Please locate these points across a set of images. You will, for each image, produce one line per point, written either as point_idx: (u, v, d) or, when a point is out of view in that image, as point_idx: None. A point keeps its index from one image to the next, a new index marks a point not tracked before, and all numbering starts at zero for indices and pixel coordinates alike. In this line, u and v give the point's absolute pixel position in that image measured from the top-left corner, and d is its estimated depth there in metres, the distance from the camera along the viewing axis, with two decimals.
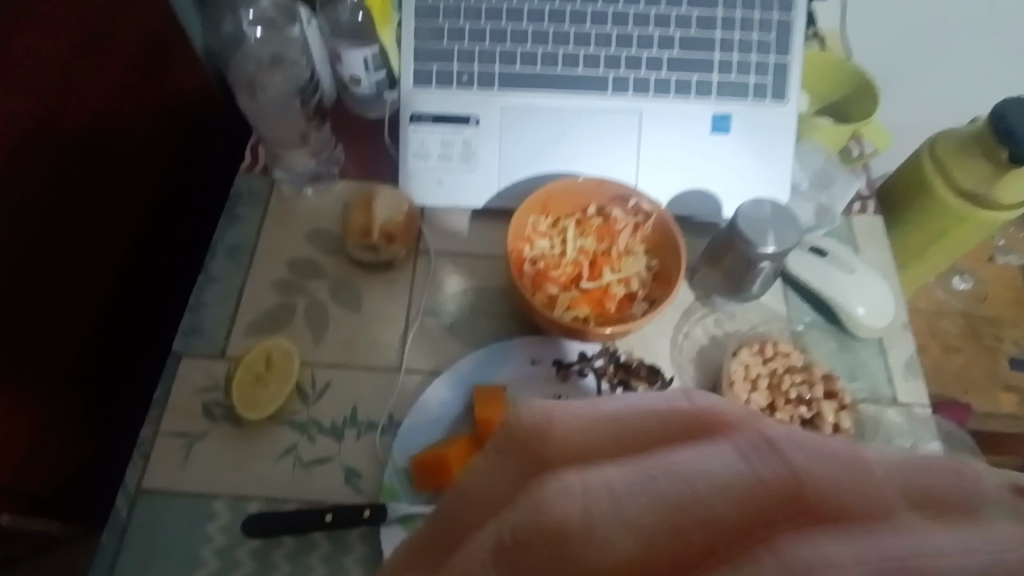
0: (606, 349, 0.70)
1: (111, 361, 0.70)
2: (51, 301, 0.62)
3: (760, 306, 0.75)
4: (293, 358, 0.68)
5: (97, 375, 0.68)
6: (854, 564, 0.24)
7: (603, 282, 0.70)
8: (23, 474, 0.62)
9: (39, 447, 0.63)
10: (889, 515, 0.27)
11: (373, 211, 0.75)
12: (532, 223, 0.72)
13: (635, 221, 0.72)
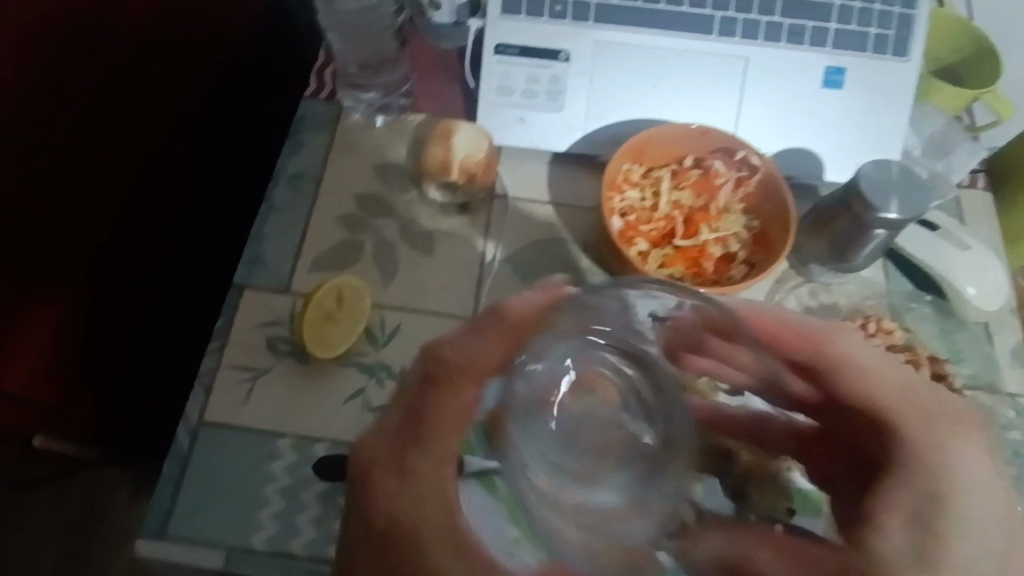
0: None
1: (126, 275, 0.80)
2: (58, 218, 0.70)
3: (861, 280, 0.69)
4: (364, 297, 0.64)
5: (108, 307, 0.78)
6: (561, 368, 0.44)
7: (699, 241, 0.65)
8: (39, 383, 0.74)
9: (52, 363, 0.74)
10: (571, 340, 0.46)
11: (452, 147, 0.69)
12: (625, 171, 0.67)
13: (738, 175, 0.66)
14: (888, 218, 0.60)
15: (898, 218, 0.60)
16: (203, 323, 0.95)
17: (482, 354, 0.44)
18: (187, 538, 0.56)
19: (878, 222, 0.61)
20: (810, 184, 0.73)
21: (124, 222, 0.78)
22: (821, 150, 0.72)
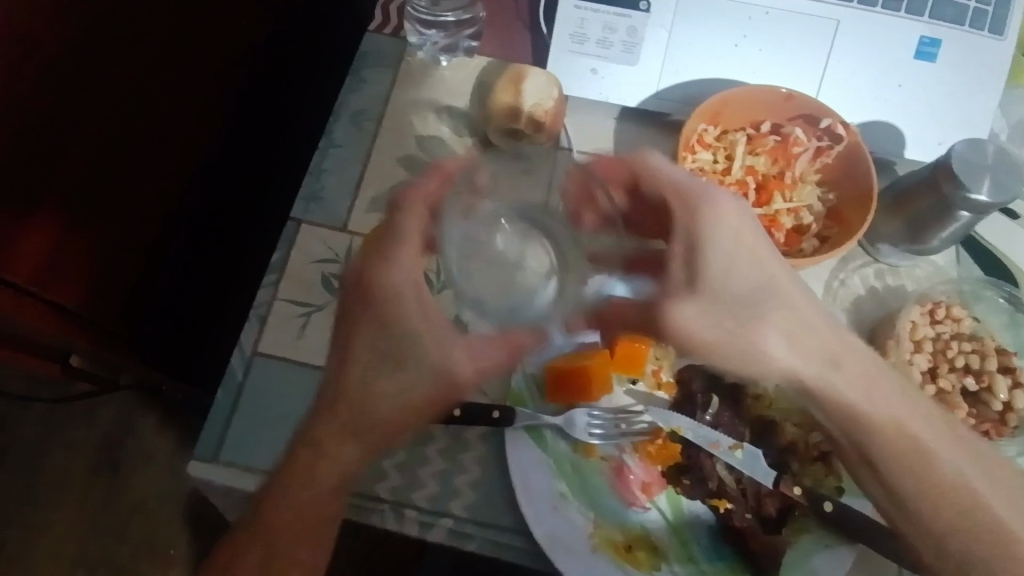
0: None
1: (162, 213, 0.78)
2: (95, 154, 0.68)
3: (930, 264, 0.67)
4: None
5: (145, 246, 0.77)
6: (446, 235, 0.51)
7: (771, 210, 0.62)
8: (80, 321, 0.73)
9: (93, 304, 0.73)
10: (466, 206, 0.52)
11: (521, 92, 0.67)
12: (700, 131, 0.64)
13: (818, 145, 0.63)
14: (976, 201, 0.57)
15: (987, 201, 0.57)
16: (240, 265, 0.94)
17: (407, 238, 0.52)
18: (238, 463, 0.57)
19: (963, 203, 0.58)
20: (887, 160, 0.71)
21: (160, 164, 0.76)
22: (902, 126, 0.69)
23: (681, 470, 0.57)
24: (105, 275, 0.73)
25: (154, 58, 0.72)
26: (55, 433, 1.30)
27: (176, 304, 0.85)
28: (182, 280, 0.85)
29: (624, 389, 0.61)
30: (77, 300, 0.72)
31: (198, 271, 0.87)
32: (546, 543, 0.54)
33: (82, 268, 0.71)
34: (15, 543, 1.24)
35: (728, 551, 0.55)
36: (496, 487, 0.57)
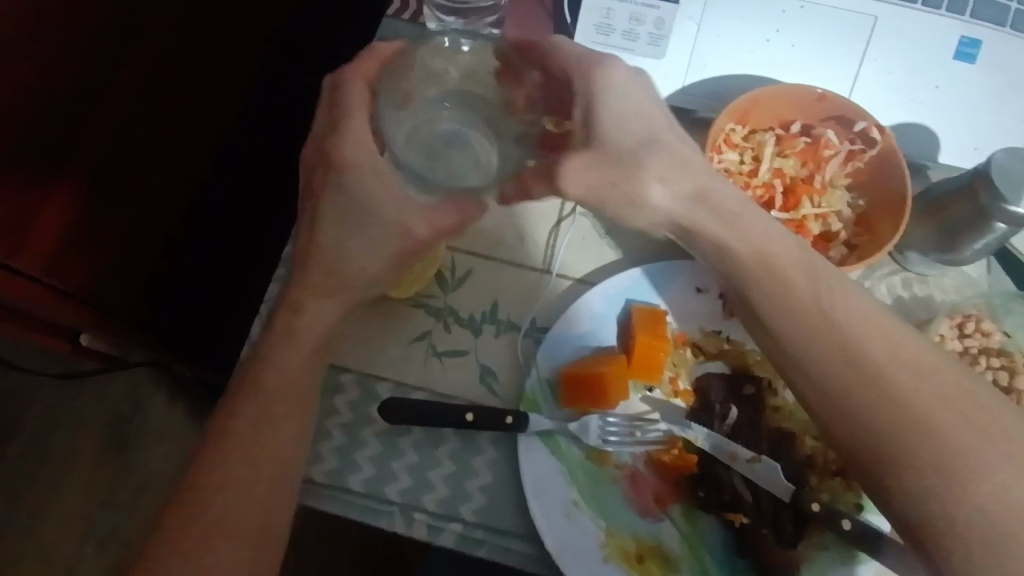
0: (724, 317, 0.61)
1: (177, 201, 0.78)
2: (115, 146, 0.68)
3: (960, 274, 0.65)
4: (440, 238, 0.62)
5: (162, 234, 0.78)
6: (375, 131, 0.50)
7: (799, 215, 0.60)
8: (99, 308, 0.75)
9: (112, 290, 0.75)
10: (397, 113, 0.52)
11: None
12: (728, 130, 0.61)
13: (851, 148, 0.61)
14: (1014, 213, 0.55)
15: None
16: (252, 248, 0.94)
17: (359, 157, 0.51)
18: None
19: (1000, 215, 0.56)
20: (919, 163, 0.68)
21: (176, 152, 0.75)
22: (937, 129, 0.67)
23: (696, 481, 0.56)
24: (120, 262, 0.75)
25: (168, 57, 0.70)
26: (64, 409, 1.30)
27: (191, 288, 0.86)
28: (195, 268, 0.86)
29: (640, 396, 0.59)
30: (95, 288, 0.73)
31: (211, 255, 0.87)
32: (557, 552, 0.53)
33: (97, 265, 0.72)
34: (23, 517, 1.25)
35: (742, 566, 0.54)
36: (507, 492, 0.56)
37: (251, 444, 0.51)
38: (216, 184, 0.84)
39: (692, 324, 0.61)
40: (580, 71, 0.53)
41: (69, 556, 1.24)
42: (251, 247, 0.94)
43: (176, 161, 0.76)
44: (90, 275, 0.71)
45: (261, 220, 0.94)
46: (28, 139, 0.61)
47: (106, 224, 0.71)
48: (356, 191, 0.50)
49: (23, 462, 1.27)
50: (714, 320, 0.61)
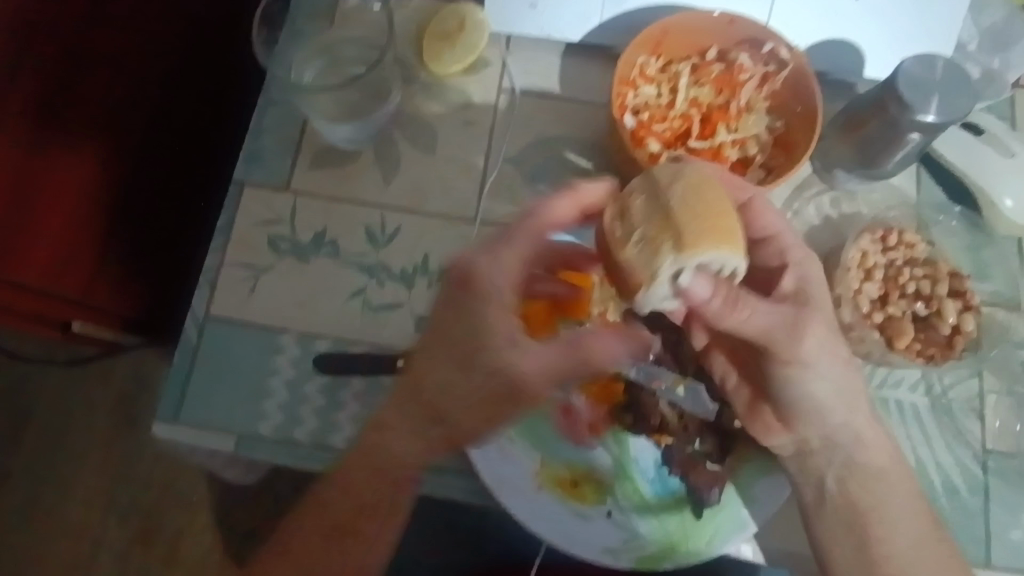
0: None
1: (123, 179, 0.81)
2: (61, 143, 0.74)
3: (888, 187, 0.65)
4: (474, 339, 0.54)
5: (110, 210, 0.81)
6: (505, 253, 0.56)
7: (715, 142, 0.60)
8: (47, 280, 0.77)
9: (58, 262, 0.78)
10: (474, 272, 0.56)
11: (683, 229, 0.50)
12: (641, 64, 0.62)
13: (765, 70, 0.61)
14: (924, 121, 0.55)
15: (934, 122, 0.54)
16: (168, 234, 0.90)
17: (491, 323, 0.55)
18: (199, 424, 0.59)
19: (910, 125, 0.56)
20: (845, 80, 0.68)
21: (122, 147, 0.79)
22: (861, 42, 0.65)
23: (623, 409, 0.59)
24: (64, 235, 0.77)
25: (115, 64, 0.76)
26: (70, 395, 1.36)
27: (135, 260, 0.87)
28: (144, 239, 0.87)
29: (571, 332, 0.62)
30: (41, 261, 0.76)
31: (157, 228, 0.88)
32: (492, 484, 0.56)
33: (36, 241, 0.75)
34: (46, 497, 1.32)
35: (674, 483, 0.57)
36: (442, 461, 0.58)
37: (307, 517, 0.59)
38: (173, 169, 0.88)
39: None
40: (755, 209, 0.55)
41: (94, 531, 1.30)
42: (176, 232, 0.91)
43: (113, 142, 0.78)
44: (33, 246, 0.75)
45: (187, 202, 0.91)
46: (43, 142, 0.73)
47: (44, 204, 0.74)
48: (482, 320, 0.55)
49: (39, 449, 1.34)
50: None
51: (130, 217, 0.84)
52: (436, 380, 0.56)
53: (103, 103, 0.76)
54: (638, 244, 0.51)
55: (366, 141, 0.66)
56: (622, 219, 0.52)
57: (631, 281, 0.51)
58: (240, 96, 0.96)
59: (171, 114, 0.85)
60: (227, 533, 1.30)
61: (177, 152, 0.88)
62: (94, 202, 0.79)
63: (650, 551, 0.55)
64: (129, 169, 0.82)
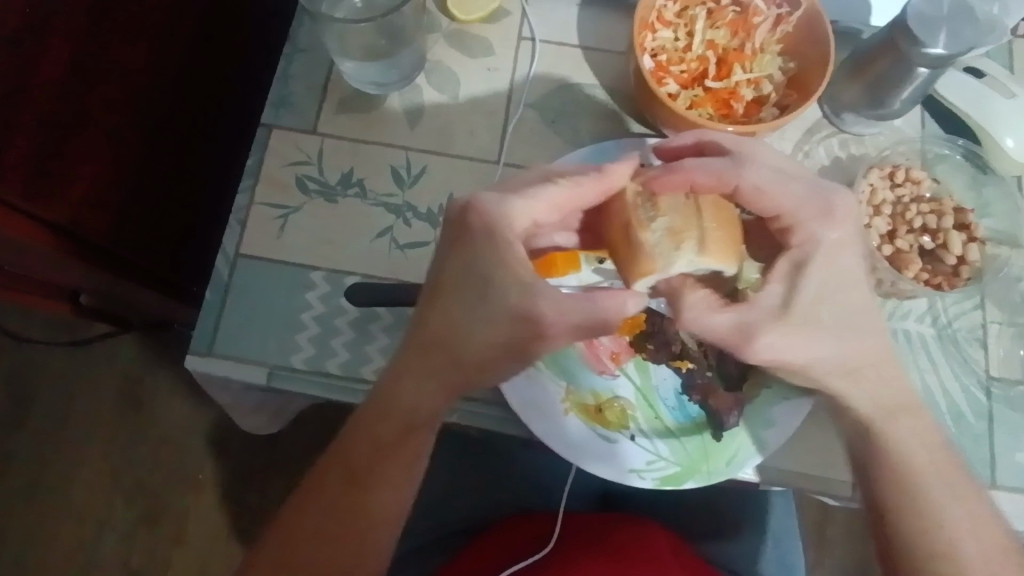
0: None
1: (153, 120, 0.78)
2: (105, 78, 0.70)
3: (893, 130, 0.68)
4: (471, 281, 0.52)
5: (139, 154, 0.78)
6: (504, 209, 0.53)
7: (732, 82, 0.63)
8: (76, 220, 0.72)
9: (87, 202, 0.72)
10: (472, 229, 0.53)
11: (699, 238, 0.53)
12: (660, 7, 0.63)
13: (778, 13, 0.63)
14: (933, 55, 0.57)
15: (944, 54, 0.57)
16: (184, 186, 0.87)
17: (483, 257, 0.52)
18: (233, 356, 0.61)
19: (921, 58, 0.58)
20: (853, 29, 0.69)
21: (155, 88, 0.77)
22: None
23: (646, 338, 0.61)
24: (97, 174, 0.73)
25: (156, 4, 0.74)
26: (80, 367, 1.37)
27: (154, 208, 0.83)
28: (163, 187, 0.83)
29: (593, 268, 0.64)
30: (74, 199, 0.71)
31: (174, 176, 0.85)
32: (520, 409, 0.58)
33: (70, 177, 0.70)
34: (56, 469, 1.32)
35: (694, 409, 0.59)
36: (442, 402, 0.56)
37: (336, 459, 0.58)
38: (195, 118, 0.86)
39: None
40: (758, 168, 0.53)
41: (104, 503, 1.31)
42: (189, 182, 0.88)
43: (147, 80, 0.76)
44: (67, 184, 0.70)
45: (201, 153, 0.89)
46: (94, 76, 0.69)
47: (84, 140, 0.70)
48: (478, 262, 0.52)
49: (48, 421, 1.34)
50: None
51: (156, 161, 0.81)
52: (444, 332, 0.53)
53: (138, 39, 0.73)
54: (660, 232, 0.54)
55: (390, 86, 0.67)
56: (651, 201, 0.55)
57: (640, 260, 0.54)
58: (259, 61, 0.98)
59: (199, 60, 0.84)
60: (236, 507, 1.31)
61: (194, 109, 0.85)
62: (127, 142, 0.75)
63: (674, 472, 0.57)
64: (156, 113, 0.78)
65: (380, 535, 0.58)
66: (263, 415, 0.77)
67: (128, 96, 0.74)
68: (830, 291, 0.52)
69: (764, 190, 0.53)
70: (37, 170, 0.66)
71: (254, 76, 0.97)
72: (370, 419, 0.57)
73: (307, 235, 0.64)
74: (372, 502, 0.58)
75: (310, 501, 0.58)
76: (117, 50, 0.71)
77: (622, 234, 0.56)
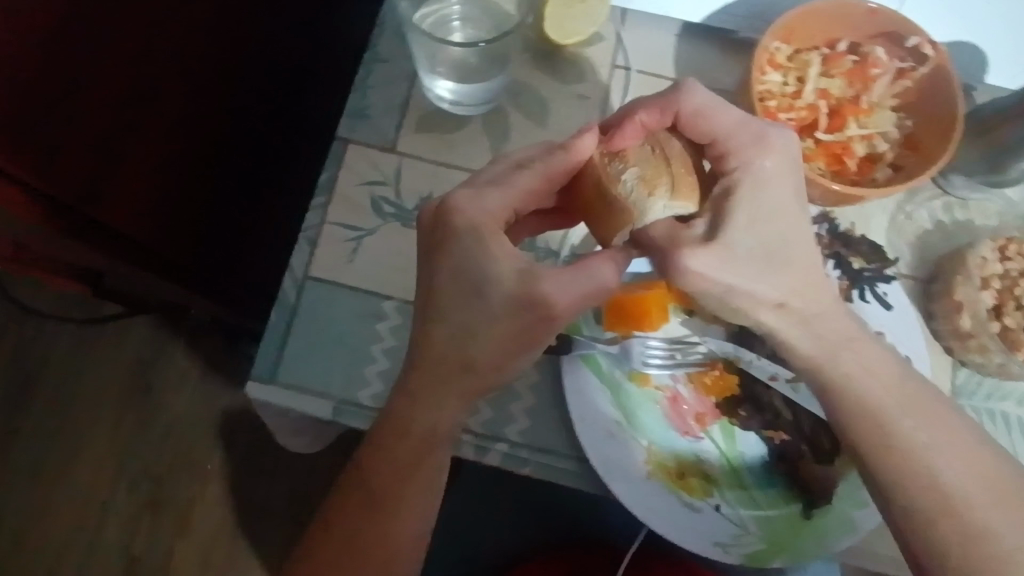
0: None
1: (216, 118, 0.72)
2: (176, 73, 0.64)
3: (1003, 198, 0.64)
4: (465, 282, 0.48)
5: (199, 154, 0.71)
6: (473, 198, 0.49)
7: (845, 136, 0.59)
8: (129, 221, 0.66)
9: (141, 203, 0.66)
10: (453, 226, 0.49)
11: (666, 180, 0.49)
12: (772, 50, 0.60)
13: (900, 66, 0.59)
14: None
15: None
16: (239, 187, 0.81)
17: (467, 259, 0.48)
18: (297, 386, 0.57)
19: None
20: (965, 84, 0.66)
21: (223, 87, 0.71)
22: (989, 50, 0.62)
23: (737, 402, 0.58)
24: (156, 173, 0.66)
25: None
26: (88, 350, 1.30)
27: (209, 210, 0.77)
28: (219, 188, 0.77)
29: (679, 320, 0.59)
30: (130, 200, 0.65)
31: (230, 179, 0.79)
32: (602, 467, 0.55)
33: (129, 178, 0.64)
34: (57, 455, 1.26)
35: (782, 482, 0.56)
36: (457, 414, 0.50)
37: (371, 501, 0.52)
38: (256, 117, 0.79)
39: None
40: (687, 99, 0.50)
41: (106, 493, 1.25)
42: (246, 183, 0.82)
43: (214, 76, 0.69)
44: (128, 184, 0.64)
45: (259, 154, 0.83)
46: (165, 71, 0.63)
47: (149, 139, 0.64)
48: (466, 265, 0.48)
49: (52, 403, 1.28)
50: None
51: (215, 162, 0.75)
52: (445, 347, 0.48)
53: (211, 34, 0.67)
54: (631, 181, 0.49)
55: (475, 108, 0.64)
56: (617, 157, 0.51)
57: (618, 217, 0.50)
58: (331, 57, 0.91)
59: (266, 57, 0.77)
60: (244, 504, 1.25)
61: (249, 114, 0.78)
62: (189, 141, 0.69)
63: (759, 548, 0.54)
64: (219, 110, 0.72)
65: (403, 548, 0.52)
66: (303, 439, 0.72)
67: (195, 92, 0.67)
68: (764, 218, 0.47)
69: (705, 114, 0.49)
70: (105, 168, 0.61)
71: (325, 76, 0.91)
72: (398, 455, 0.50)
73: (382, 262, 0.60)
74: (395, 520, 0.52)
75: (329, 536, 0.53)
76: (191, 45, 0.65)
77: (595, 196, 0.51)
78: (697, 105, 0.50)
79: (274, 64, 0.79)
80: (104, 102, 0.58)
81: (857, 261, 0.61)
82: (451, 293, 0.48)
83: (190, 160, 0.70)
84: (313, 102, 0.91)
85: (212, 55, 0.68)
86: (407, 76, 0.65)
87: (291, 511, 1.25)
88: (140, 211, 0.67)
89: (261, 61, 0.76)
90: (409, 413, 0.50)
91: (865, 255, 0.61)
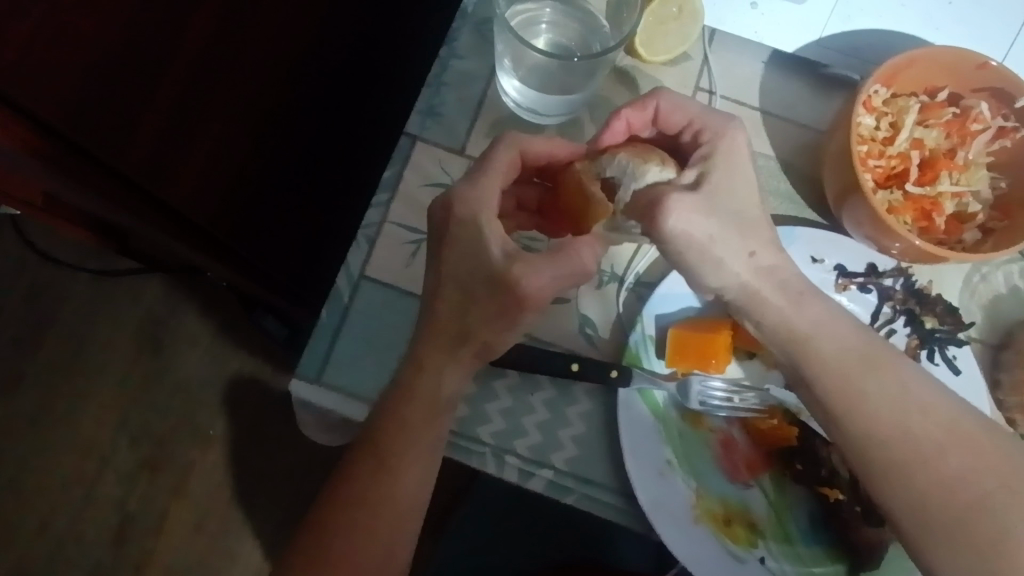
0: (846, 288, 0.59)
1: (286, 101, 0.69)
2: (250, 50, 0.62)
3: None
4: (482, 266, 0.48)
5: (264, 135, 0.69)
6: (484, 182, 0.50)
7: (935, 190, 0.57)
8: (191, 201, 0.63)
9: (203, 182, 0.63)
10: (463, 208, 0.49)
11: (649, 159, 0.52)
12: (871, 92, 0.57)
13: (1002, 124, 0.56)
14: None
15: None
16: (300, 174, 0.78)
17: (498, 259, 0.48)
18: (341, 388, 0.55)
19: None
20: None
21: (294, 69, 0.68)
22: None
23: (792, 454, 0.56)
24: (218, 152, 0.63)
25: None
26: (103, 303, 1.28)
27: (267, 194, 0.74)
28: (281, 173, 0.74)
29: (741, 363, 0.58)
30: (192, 178, 0.62)
31: (292, 165, 0.76)
32: (650, 509, 0.53)
33: (193, 155, 0.61)
34: (61, 404, 1.24)
35: (829, 540, 0.54)
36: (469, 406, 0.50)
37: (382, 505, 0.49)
38: (327, 104, 0.77)
39: (871, 300, 0.59)
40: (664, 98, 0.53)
41: (106, 447, 1.24)
42: (307, 170, 0.79)
43: (288, 57, 0.67)
44: (191, 160, 0.61)
45: (325, 141, 0.80)
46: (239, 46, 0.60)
47: (215, 114, 0.61)
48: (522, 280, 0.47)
49: (60, 352, 1.26)
50: (866, 279, 0.59)
51: (279, 145, 0.72)
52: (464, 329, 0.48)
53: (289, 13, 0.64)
54: (619, 165, 0.52)
55: (553, 118, 0.61)
56: (602, 155, 0.54)
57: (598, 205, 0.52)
58: (413, 51, 0.88)
59: (343, 41, 0.74)
60: (243, 474, 1.24)
61: (317, 111, 0.76)
62: (255, 121, 0.66)
63: None
64: (289, 93, 0.69)
65: (403, 526, 0.49)
66: (331, 436, 0.70)
67: (266, 72, 0.65)
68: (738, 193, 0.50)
69: (681, 107, 0.53)
70: (170, 142, 0.58)
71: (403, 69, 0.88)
72: (414, 452, 0.49)
73: None
74: (393, 507, 0.49)
75: (322, 537, 0.49)
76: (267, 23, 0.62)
77: (577, 195, 0.54)
78: (670, 103, 0.53)
79: (349, 49, 0.76)
80: (176, 73, 0.55)
81: (929, 320, 0.59)
82: (463, 267, 0.48)
83: (254, 142, 0.68)
84: (386, 98, 0.88)
85: (289, 36, 0.66)
86: (483, 76, 0.62)
87: (292, 488, 1.24)
88: (201, 190, 0.64)
89: (336, 46, 0.74)
90: (433, 409, 0.49)
91: (938, 316, 0.59)
